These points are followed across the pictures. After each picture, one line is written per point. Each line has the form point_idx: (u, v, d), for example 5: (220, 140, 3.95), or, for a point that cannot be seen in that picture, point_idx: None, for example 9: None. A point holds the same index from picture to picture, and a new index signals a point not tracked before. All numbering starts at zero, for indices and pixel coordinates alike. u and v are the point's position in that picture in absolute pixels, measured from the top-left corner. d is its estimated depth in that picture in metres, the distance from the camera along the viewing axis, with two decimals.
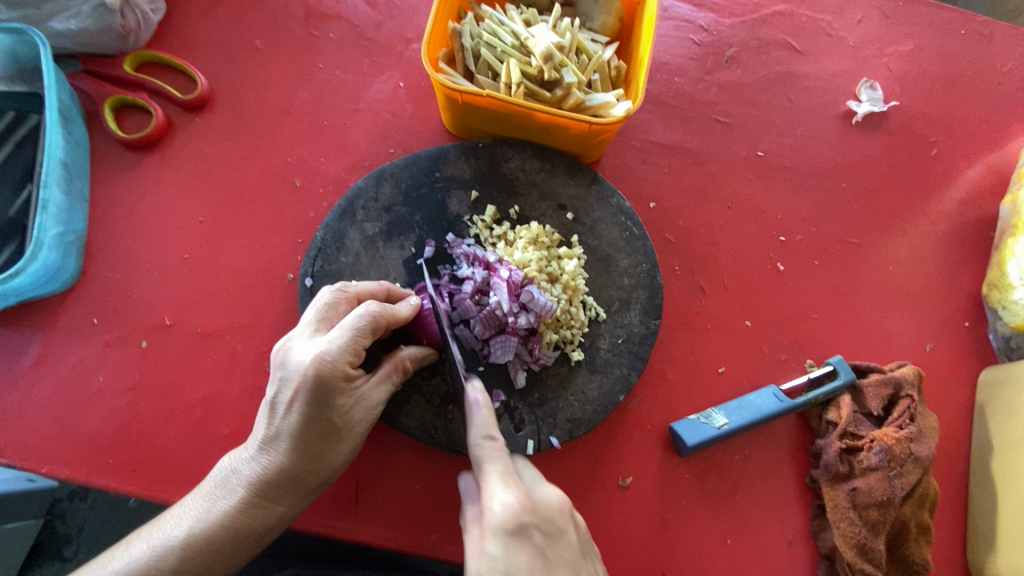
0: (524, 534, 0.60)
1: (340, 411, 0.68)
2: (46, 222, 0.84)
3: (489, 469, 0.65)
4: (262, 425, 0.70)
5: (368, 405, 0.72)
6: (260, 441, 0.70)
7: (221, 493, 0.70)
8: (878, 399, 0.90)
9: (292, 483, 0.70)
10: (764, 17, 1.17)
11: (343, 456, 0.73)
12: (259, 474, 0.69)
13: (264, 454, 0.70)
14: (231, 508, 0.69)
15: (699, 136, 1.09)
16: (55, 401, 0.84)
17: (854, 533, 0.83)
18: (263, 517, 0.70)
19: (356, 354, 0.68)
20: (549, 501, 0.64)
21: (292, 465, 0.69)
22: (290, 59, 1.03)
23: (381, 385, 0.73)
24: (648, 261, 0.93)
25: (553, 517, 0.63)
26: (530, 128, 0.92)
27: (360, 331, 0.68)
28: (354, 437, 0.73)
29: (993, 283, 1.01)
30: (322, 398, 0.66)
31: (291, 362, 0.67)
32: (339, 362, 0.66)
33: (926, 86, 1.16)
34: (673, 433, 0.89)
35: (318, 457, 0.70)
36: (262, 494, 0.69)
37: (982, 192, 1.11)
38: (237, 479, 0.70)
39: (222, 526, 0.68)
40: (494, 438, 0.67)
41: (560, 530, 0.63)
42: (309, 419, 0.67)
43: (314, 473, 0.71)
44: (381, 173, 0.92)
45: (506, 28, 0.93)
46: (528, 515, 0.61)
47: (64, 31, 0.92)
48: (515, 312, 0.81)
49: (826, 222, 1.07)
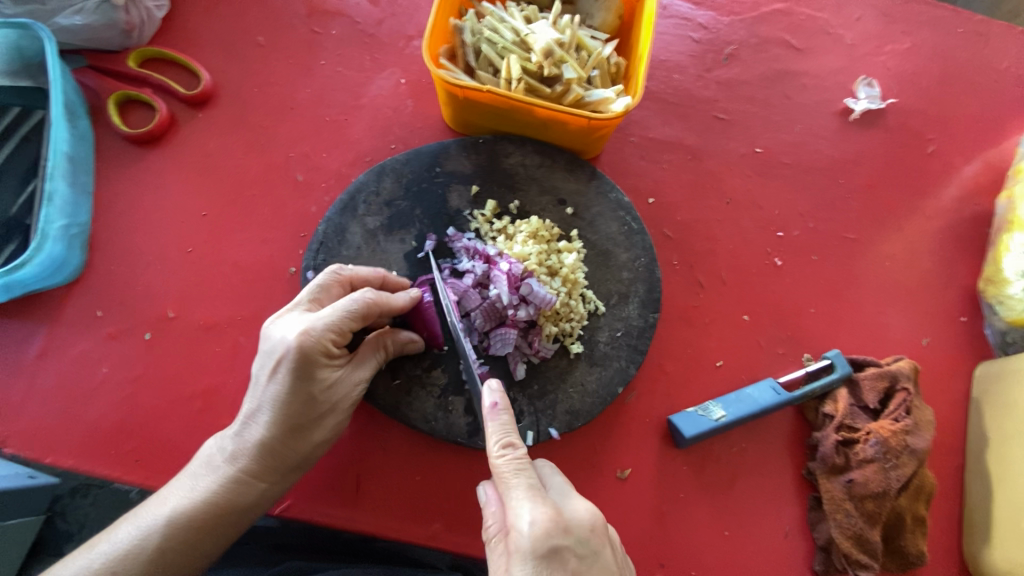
0: (556, 557, 0.58)
1: (321, 386, 0.70)
2: (51, 215, 0.85)
3: (516, 485, 0.63)
4: (245, 402, 0.71)
5: (349, 383, 0.74)
6: (243, 417, 0.71)
7: (205, 471, 0.71)
8: (875, 392, 0.90)
9: (275, 460, 0.71)
10: (762, 15, 1.18)
11: (325, 434, 0.74)
12: (242, 450, 0.71)
13: (247, 430, 0.71)
14: (215, 485, 0.70)
15: (698, 132, 1.10)
16: (60, 392, 0.85)
17: (851, 524, 0.84)
18: (246, 494, 0.71)
19: (340, 333, 0.70)
20: (580, 518, 0.62)
21: (275, 441, 0.70)
22: (293, 55, 1.04)
23: (364, 364, 0.75)
24: (647, 255, 0.94)
25: (586, 537, 0.61)
26: (529, 123, 0.93)
27: (347, 311, 0.70)
28: (336, 415, 0.74)
29: (989, 278, 1.02)
30: (305, 372, 0.67)
31: (276, 337, 0.69)
32: (322, 338, 0.68)
33: (923, 84, 1.17)
34: (671, 425, 0.90)
35: (300, 433, 0.71)
36: (245, 470, 0.70)
37: (979, 189, 1.12)
38: (221, 456, 0.71)
39: (205, 503, 0.69)
40: (516, 448, 0.66)
41: (593, 551, 0.61)
42: (291, 394, 0.68)
43: (295, 449, 0.72)
44: (383, 168, 0.93)
45: (506, 25, 0.94)
46: (559, 536, 0.59)
47: (70, 27, 0.93)
48: (515, 304, 0.82)
49: (823, 218, 1.08)
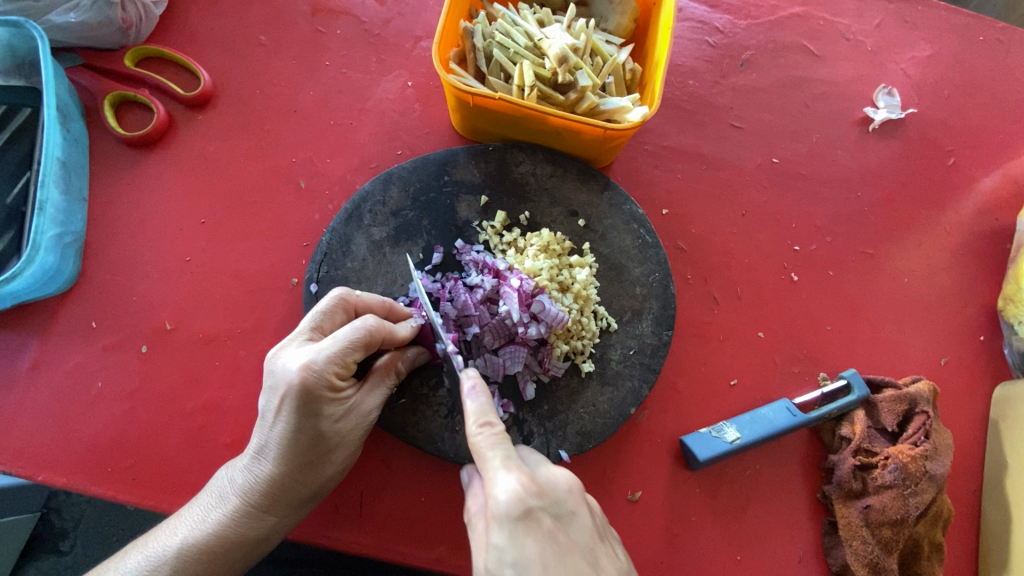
0: (531, 518, 0.57)
1: (328, 421, 0.67)
2: (43, 223, 0.81)
3: (491, 457, 0.61)
4: (254, 435, 0.70)
5: (360, 414, 0.71)
6: (252, 451, 0.69)
7: (215, 503, 0.69)
8: (893, 415, 0.88)
9: (284, 494, 0.69)
10: (780, 19, 1.14)
11: (336, 466, 0.71)
12: (251, 483, 0.69)
13: (256, 463, 0.69)
14: (225, 518, 0.68)
15: (713, 141, 1.06)
16: (52, 406, 0.82)
17: (867, 551, 0.82)
18: (256, 528, 0.69)
19: (343, 365, 0.67)
20: (556, 482, 0.62)
21: (283, 475, 0.68)
22: (295, 56, 1.00)
23: (374, 392, 0.72)
24: (661, 270, 0.91)
25: (561, 498, 0.61)
26: (541, 131, 0.89)
27: (350, 342, 0.66)
28: (346, 447, 0.72)
29: (1009, 298, 1.00)
30: (309, 408, 0.65)
31: (278, 369, 0.66)
32: (325, 373, 0.65)
33: (943, 93, 1.14)
34: (683, 446, 0.87)
35: (310, 466, 0.69)
36: (255, 504, 0.69)
37: (1000, 203, 1.09)
38: (232, 488, 0.70)
39: (216, 537, 0.67)
40: (493, 424, 0.64)
41: (568, 511, 0.60)
42: (296, 429, 0.66)
43: (305, 483, 0.70)
44: (389, 176, 0.90)
45: (519, 28, 0.91)
46: (533, 498, 0.58)
47: (64, 24, 0.89)
48: (525, 322, 0.79)
49: (841, 232, 1.05)
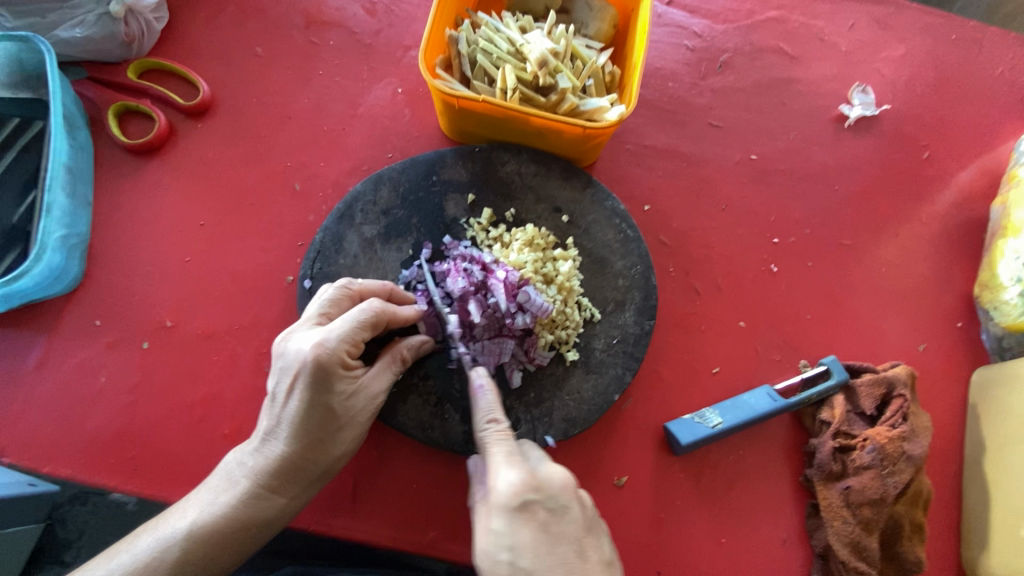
0: (527, 511, 0.61)
1: (339, 398, 0.70)
2: (50, 225, 0.86)
3: (495, 451, 0.66)
4: (263, 418, 0.73)
5: (368, 395, 0.74)
6: (262, 433, 0.73)
7: (225, 486, 0.72)
8: (871, 398, 0.91)
9: (294, 472, 0.72)
10: (756, 23, 1.19)
11: (344, 447, 0.74)
12: (261, 464, 0.72)
13: (266, 445, 0.72)
14: (234, 500, 0.71)
15: (694, 140, 1.10)
16: (58, 400, 0.86)
17: (848, 531, 0.84)
18: (265, 508, 0.72)
19: (354, 344, 0.71)
20: (554, 478, 0.64)
21: (294, 453, 0.71)
22: (291, 66, 1.05)
23: (382, 375, 0.75)
24: (643, 262, 0.94)
25: (558, 493, 0.63)
26: (524, 132, 0.93)
27: (359, 322, 0.71)
28: (355, 428, 0.74)
29: (985, 284, 1.03)
30: (322, 383, 0.68)
31: (290, 351, 0.70)
32: (338, 350, 0.69)
33: (917, 90, 1.17)
34: (667, 432, 0.90)
35: (319, 443, 0.72)
36: (265, 484, 0.71)
37: (974, 194, 1.12)
38: (241, 470, 0.72)
39: (225, 518, 0.70)
40: (498, 422, 0.70)
41: (563, 506, 0.62)
42: (310, 405, 0.69)
43: (314, 462, 0.73)
44: (380, 176, 0.94)
45: (501, 35, 0.95)
46: (531, 492, 0.61)
47: (70, 39, 0.95)
48: (512, 312, 0.82)
49: (819, 224, 1.08)
